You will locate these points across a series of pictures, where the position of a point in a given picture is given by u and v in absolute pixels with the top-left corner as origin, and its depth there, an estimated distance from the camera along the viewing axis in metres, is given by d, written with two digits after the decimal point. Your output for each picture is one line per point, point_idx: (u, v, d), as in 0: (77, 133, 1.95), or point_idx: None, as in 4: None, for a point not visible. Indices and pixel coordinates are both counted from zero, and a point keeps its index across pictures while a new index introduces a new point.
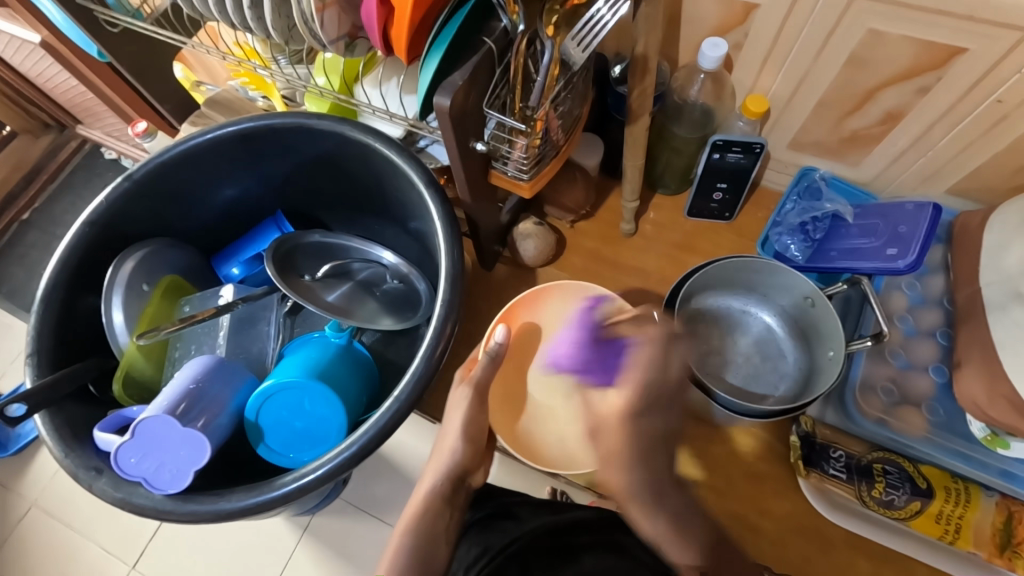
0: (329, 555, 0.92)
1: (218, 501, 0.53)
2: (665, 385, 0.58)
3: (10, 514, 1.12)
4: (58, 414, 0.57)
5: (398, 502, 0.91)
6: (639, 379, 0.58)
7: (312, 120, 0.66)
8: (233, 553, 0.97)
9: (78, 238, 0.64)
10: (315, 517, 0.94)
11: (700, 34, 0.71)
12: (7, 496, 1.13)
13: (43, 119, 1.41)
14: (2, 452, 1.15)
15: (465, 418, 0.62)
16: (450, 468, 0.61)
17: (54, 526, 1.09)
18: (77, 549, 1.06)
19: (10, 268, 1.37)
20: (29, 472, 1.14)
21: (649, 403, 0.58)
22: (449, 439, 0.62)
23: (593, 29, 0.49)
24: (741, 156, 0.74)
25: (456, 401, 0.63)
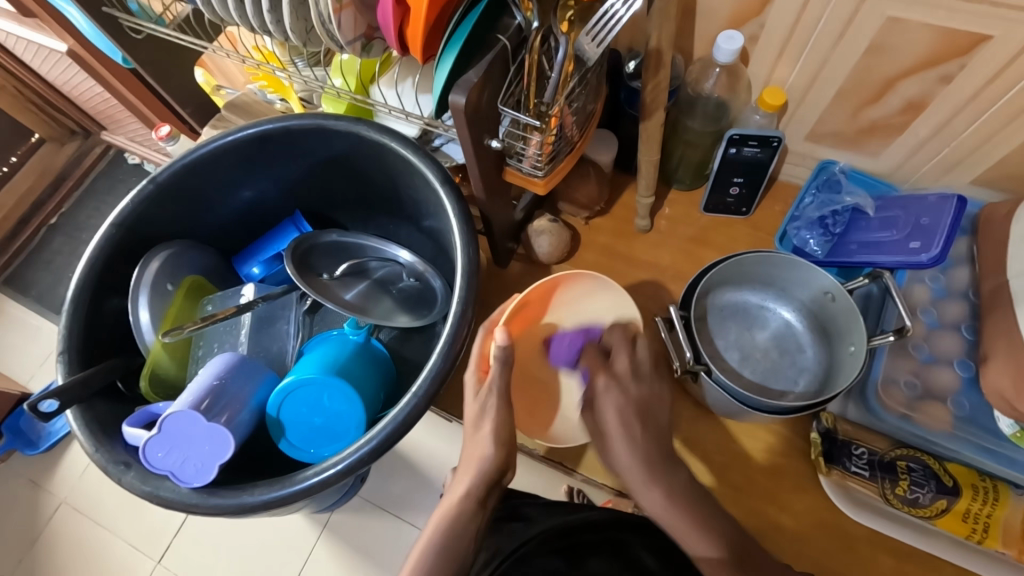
0: (348, 549, 0.98)
1: (243, 495, 0.54)
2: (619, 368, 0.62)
3: (41, 510, 1.16)
4: (89, 410, 0.59)
5: (414, 499, 0.95)
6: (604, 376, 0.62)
7: (329, 121, 0.67)
8: (256, 549, 1.01)
9: (106, 239, 0.66)
10: (333, 515, 0.99)
11: (715, 27, 0.70)
12: (38, 492, 1.18)
13: (68, 125, 1.46)
14: (33, 450, 1.19)
15: (495, 424, 0.56)
16: (485, 476, 0.55)
17: (83, 520, 1.13)
18: (106, 542, 1.10)
19: (38, 271, 1.41)
20: (60, 468, 1.19)
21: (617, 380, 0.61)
22: (480, 446, 0.56)
23: (607, 25, 0.49)
24: (757, 150, 0.74)
25: (486, 408, 0.57)
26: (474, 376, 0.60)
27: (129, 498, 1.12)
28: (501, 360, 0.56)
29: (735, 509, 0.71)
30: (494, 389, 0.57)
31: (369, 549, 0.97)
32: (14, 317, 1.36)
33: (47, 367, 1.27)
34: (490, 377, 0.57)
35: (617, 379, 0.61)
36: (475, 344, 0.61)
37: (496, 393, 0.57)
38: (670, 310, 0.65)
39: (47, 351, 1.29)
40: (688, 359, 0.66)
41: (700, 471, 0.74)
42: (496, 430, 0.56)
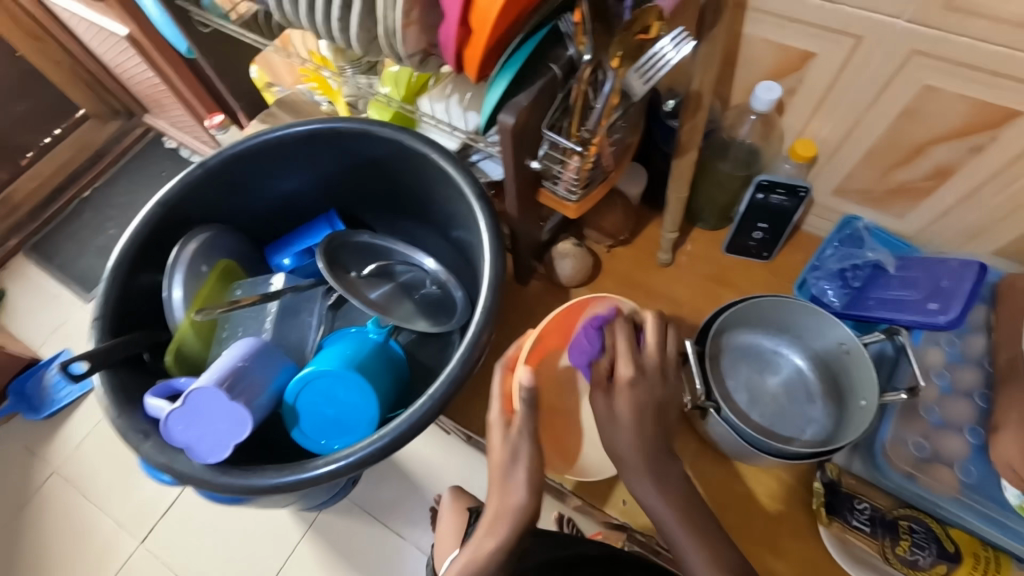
0: (329, 550, 1.03)
1: (253, 476, 0.55)
2: (647, 363, 0.59)
3: (35, 476, 1.18)
4: (114, 377, 0.60)
5: (404, 506, 1.01)
6: (629, 352, 0.59)
7: (375, 127, 0.70)
8: (239, 538, 1.06)
9: (151, 216, 0.68)
10: (321, 514, 1.05)
11: (754, 77, 0.73)
12: (34, 457, 1.20)
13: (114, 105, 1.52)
14: (36, 415, 1.22)
15: (528, 470, 0.56)
16: (516, 523, 0.54)
17: (75, 490, 1.15)
18: (96, 514, 1.12)
19: (64, 242, 1.45)
20: (59, 435, 1.21)
21: (644, 372, 0.58)
22: (512, 493, 0.55)
23: (656, 65, 0.51)
24: (784, 198, 0.75)
25: (518, 452, 0.56)
26: (500, 416, 0.59)
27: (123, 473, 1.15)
28: (527, 402, 0.56)
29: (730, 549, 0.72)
30: (525, 433, 0.57)
31: (351, 551, 1.01)
32: (38, 284, 1.40)
33: (64, 335, 1.32)
34: (517, 418, 0.57)
35: (642, 373, 0.58)
36: (497, 382, 0.61)
37: (527, 436, 0.57)
38: (687, 345, 0.65)
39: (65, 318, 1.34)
40: (699, 395, 0.66)
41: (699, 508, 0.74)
42: (529, 475, 0.55)
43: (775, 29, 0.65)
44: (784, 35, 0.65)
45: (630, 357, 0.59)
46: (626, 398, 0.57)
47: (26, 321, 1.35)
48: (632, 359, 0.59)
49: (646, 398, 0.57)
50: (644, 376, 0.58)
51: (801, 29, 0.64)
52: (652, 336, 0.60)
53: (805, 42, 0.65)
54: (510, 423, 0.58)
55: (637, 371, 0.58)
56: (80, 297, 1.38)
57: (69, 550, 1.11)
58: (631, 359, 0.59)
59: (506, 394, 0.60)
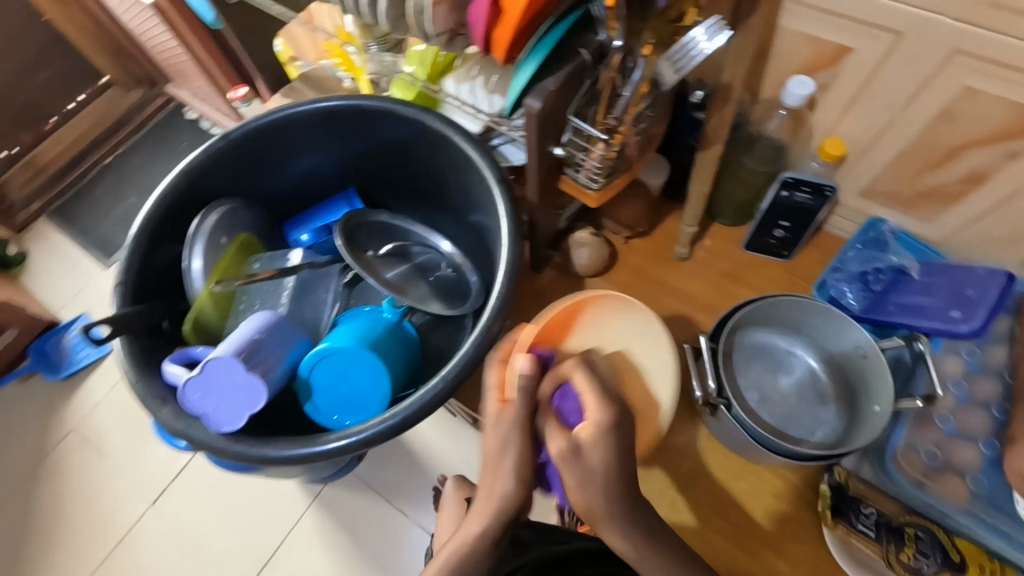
0: (332, 522, 1.05)
1: (265, 447, 0.56)
2: (620, 404, 0.50)
3: (51, 434, 1.21)
4: (134, 343, 0.62)
5: (405, 488, 1.05)
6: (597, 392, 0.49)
7: (398, 107, 0.70)
8: (245, 506, 1.09)
9: (173, 186, 0.69)
10: (326, 487, 1.08)
11: (787, 71, 0.71)
12: (51, 416, 1.23)
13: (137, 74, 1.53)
14: (54, 375, 1.25)
15: (517, 460, 0.51)
16: (501, 513, 0.51)
17: (89, 450, 1.18)
18: (109, 474, 1.16)
19: (84, 208, 1.47)
20: (76, 396, 1.24)
21: (620, 415, 0.49)
22: (499, 480, 0.52)
23: (689, 54, 0.50)
24: (808, 197, 0.74)
25: (508, 441, 0.52)
26: (493, 405, 0.54)
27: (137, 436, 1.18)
28: (525, 389, 0.52)
29: (731, 545, 0.73)
30: (515, 423, 0.52)
31: (353, 526, 1.04)
32: (59, 247, 1.42)
33: (82, 299, 1.35)
34: (508, 408, 0.52)
35: (621, 416, 0.49)
36: (490, 373, 0.56)
37: (519, 427, 0.52)
38: (701, 340, 0.65)
39: (85, 282, 1.37)
40: (710, 392, 0.66)
41: (703, 502, 0.75)
42: (519, 466, 0.51)
43: (811, 22, 0.64)
44: (820, 28, 0.64)
45: (603, 400, 0.49)
46: (595, 452, 0.48)
47: (46, 283, 1.38)
48: (604, 402, 0.49)
49: (621, 444, 0.48)
50: (621, 420, 0.49)
51: (839, 23, 0.62)
52: (607, 372, 0.52)
53: (843, 36, 0.63)
54: (502, 413, 0.53)
55: (613, 414, 0.49)
56: (99, 263, 1.40)
57: (81, 508, 1.14)
58: (605, 402, 0.49)
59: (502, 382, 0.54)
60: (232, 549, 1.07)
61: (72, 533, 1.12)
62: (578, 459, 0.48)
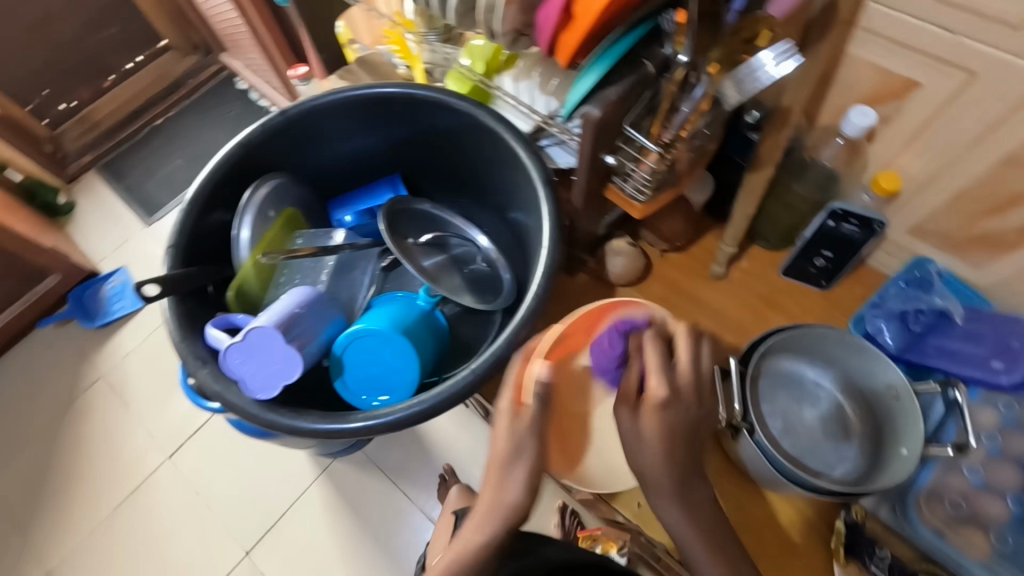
0: (338, 497, 1.09)
1: (296, 419, 0.58)
2: (681, 382, 0.56)
3: (82, 379, 1.27)
4: (181, 304, 0.64)
5: (413, 471, 1.08)
6: (659, 366, 0.56)
7: (452, 99, 0.71)
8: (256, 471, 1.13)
9: (229, 155, 0.71)
10: (335, 462, 1.11)
11: (848, 100, 0.70)
12: (84, 361, 1.29)
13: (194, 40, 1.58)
14: (90, 323, 1.31)
15: (528, 469, 0.54)
16: (505, 521, 0.53)
17: (116, 399, 1.23)
18: (132, 423, 1.21)
19: (132, 165, 1.52)
20: (108, 345, 1.29)
21: (676, 393, 0.55)
22: (508, 490, 0.54)
23: (755, 77, 0.50)
24: (857, 229, 0.74)
25: (523, 447, 0.54)
26: (510, 405, 0.55)
27: (162, 390, 1.23)
28: (541, 395, 0.55)
29: None
30: (532, 428, 0.54)
31: (359, 504, 1.07)
32: (106, 200, 1.48)
33: (123, 253, 1.41)
34: (525, 411, 0.55)
35: (676, 394, 0.55)
36: (510, 371, 0.59)
37: (534, 435, 0.54)
38: (732, 361, 0.65)
39: (126, 237, 1.42)
40: (735, 414, 0.65)
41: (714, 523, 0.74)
42: (530, 475, 0.53)
43: (881, 53, 0.62)
44: (890, 59, 0.62)
45: (663, 377, 0.55)
46: (651, 421, 0.54)
47: (91, 234, 1.44)
48: (664, 376, 0.55)
49: (679, 418, 0.54)
50: (677, 398, 0.54)
51: (911, 57, 0.61)
52: (684, 353, 0.57)
53: (912, 70, 0.62)
54: (518, 416, 0.55)
55: (671, 392, 0.54)
56: (141, 220, 1.45)
57: (104, 453, 1.19)
58: (665, 379, 0.55)
59: (518, 384, 0.57)
60: (241, 509, 1.11)
61: (93, 475, 1.17)
62: (635, 417, 0.56)
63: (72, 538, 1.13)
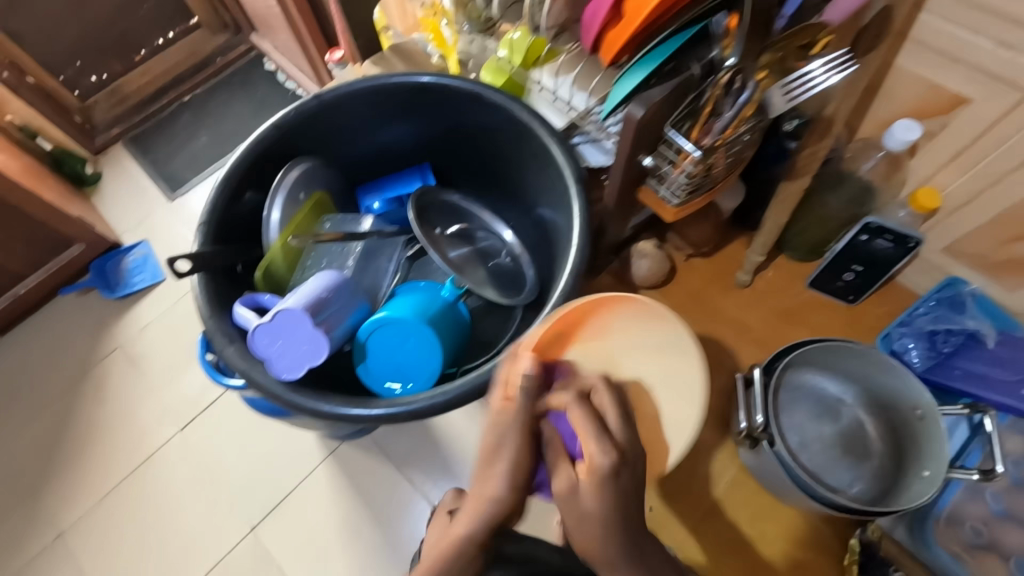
0: (343, 480, 1.10)
1: (319, 402, 0.58)
2: (623, 445, 0.47)
3: (99, 348, 1.29)
4: (210, 282, 0.65)
5: (418, 459, 1.09)
6: (595, 432, 0.45)
7: (488, 91, 0.70)
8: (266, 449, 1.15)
9: (264, 137, 0.71)
10: (342, 446, 1.13)
11: (892, 112, 0.68)
12: (102, 331, 1.31)
13: (225, 19, 1.59)
14: (110, 294, 1.33)
15: (512, 463, 0.49)
16: (490, 517, 0.48)
17: (132, 370, 1.26)
18: (146, 394, 1.23)
19: (158, 141, 1.54)
20: (127, 316, 1.31)
21: (622, 459, 0.45)
22: (492, 482, 0.49)
23: (804, 85, 0.51)
24: (891, 245, 0.72)
25: (505, 439, 0.49)
26: (497, 404, 0.51)
27: (178, 363, 1.25)
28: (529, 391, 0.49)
29: None
30: (517, 420, 0.49)
31: (363, 489, 1.08)
32: (131, 174, 1.50)
33: (145, 226, 1.43)
34: (510, 405, 0.50)
35: (625, 457, 0.45)
36: (501, 366, 0.54)
37: (519, 427, 0.49)
38: (756, 371, 0.64)
39: (149, 211, 1.44)
40: (756, 425, 0.65)
41: (725, 532, 0.74)
42: (513, 468, 0.48)
43: (931, 66, 0.61)
44: (939, 74, 0.61)
45: (604, 440, 0.45)
46: (595, 495, 0.44)
47: (115, 206, 1.46)
48: (610, 442, 0.45)
49: (624, 486, 0.45)
50: (625, 462, 0.45)
51: (961, 71, 0.59)
52: (614, 415, 0.48)
53: (962, 85, 0.60)
54: (505, 411, 0.50)
55: (617, 456, 0.45)
56: (164, 195, 1.46)
57: (119, 422, 1.21)
58: (607, 443, 0.45)
59: (506, 381, 0.52)
60: (249, 486, 1.12)
61: (106, 443, 1.19)
62: (574, 500, 0.46)
63: (82, 503, 1.15)
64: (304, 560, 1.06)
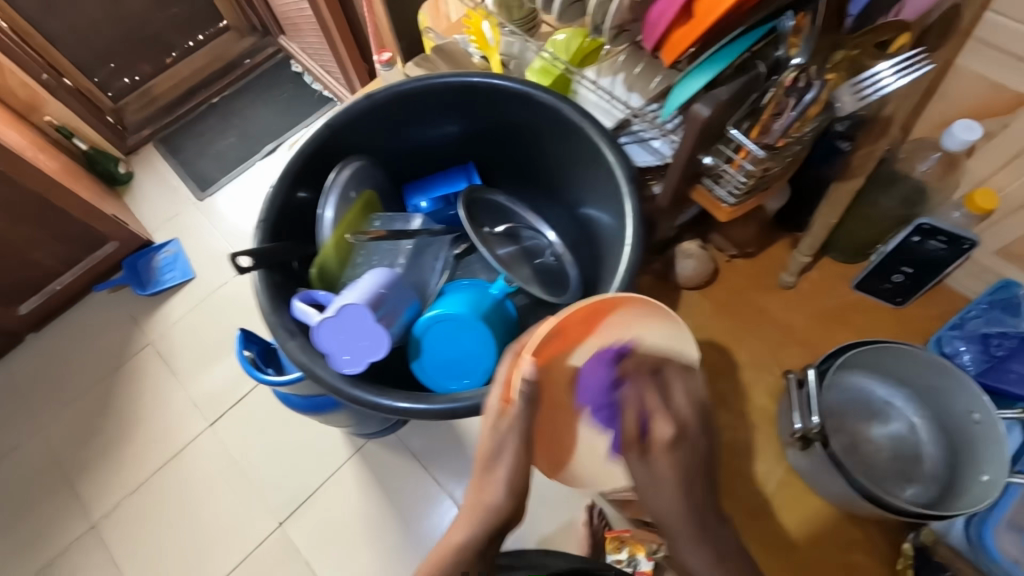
0: (370, 476, 1.12)
1: (380, 396, 0.59)
2: (685, 420, 0.53)
3: (132, 343, 1.32)
4: (268, 278, 0.66)
5: (440, 453, 1.10)
6: (660, 403, 0.54)
7: (537, 91, 0.71)
8: (292, 445, 1.16)
9: (318, 136, 0.73)
10: (368, 443, 1.14)
11: (949, 112, 0.67)
12: (134, 327, 1.34)
13: (253, 22, 1.62)
14: (142, 290, 1.36)
15: (509, 470, 0.52)
16: (486, 522, 0.52)
17: (163, 365, 1.28)
18: (178, 390, 1.25)
19: (189, 141, 1.57)
20: (158, 312, 1.34)
21: (682, 431, 0.53)
22: (489, 490, 0.52)
23: (873, 86, 0.51)
24: (943, 246, 0.71)
25: (503, 445, 0.52)
26: (496, 404, 0.54)
27: (213, 360, 1.27)
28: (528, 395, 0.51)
29: None
30: (514, 427, 0.52)
31: (389, 484, 1.10)
32: (162, 174, 1.53)
33: (174, 225, 1.46)
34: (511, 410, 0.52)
35: (684, 435, 0.53)
36: (501, 366, 0.54)
37: (516, 432, 0.52)
38: (811, 373, 0.64)
39: (177, 210, 1.47)
40: (812, 425, 0.64)
41: (773, 534, 0.74)
42: (512, 473, 0.52)
43: (995, 65, 0.60)
44: (1004, 73, 0.60)
45: (668, 415, 0.53)
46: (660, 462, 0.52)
47: (146, 205, 1.49)
48: (670, 415, 0.53)
49: (689, 461, 0.52)
50: (686, 435, 0.53)
51: None
52: (681, 390, 0.54)
53: None
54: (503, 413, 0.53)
55: (678, 429, 0.52)
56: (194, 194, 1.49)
57: (154, 416, 1.23)
58: (671, 417, 0.53)
59: (506, 381, 0.53)
60: (281, 480, 1.14)
61: (138, 436, 1.22)
62: (647, 463, 0.53)
63: (115, 495, 1.18)
64: (335, 554, 1.07)
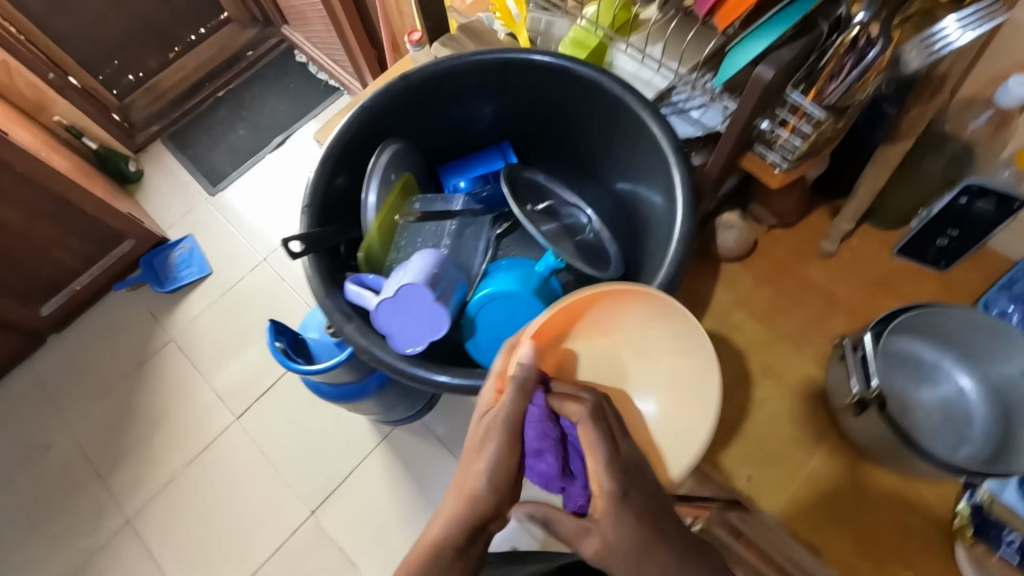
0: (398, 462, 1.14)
1: (439, 376, 0.59)
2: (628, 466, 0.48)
3: (154, 341, 1.33)
4: (317, 263, 0.66)
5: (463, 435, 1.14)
6: (602, 454, 0.48)
7: (577, 65, 0.70)
8: (317, 436, 1.18)
9: (356, 118, 0.72)
10: (394, 431, 1.16)
11: (1000, 68, 0.66)
12: (155, 325, 1.35)
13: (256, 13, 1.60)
14: (160, 288, 1.37)
15: (495, 455, 0.50)
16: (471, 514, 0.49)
17: (186, 361, 1.29)
18: (203, 385, 1.26)
19: (198, 136, 1.56)
20: (178, 308, 1.35)
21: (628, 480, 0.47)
22: (472, 479, 0.50)
23: (940, 41, 0.50)
24: (991, 206, 0.70)
25: (488, 434, 0.51)
26: (488, 396, 0.54)
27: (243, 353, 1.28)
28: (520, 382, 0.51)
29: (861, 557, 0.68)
30: (496, 419, 0.51)
31: (416, 468, 1.12)
32: (172, 170, 1.52)
33: (186, 222, 1.45)
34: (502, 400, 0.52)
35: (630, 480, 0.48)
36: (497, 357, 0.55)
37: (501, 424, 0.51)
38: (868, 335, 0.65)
39: (189, 206, 1.47)
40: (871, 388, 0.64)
41: (830, 507, 0.71)
42: (492, 462, 0.50)
43: None
44: None
45: (611, 467, 0.47)
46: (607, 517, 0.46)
47: (158, 203, 1.49)
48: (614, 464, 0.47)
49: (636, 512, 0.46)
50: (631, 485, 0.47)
51: None
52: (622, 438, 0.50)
53: None
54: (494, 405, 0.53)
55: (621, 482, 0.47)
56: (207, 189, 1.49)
57: (184, 410, 1.24)
58: (615, 468, 0.47)
59: (501, 372, 0.54)
60: (314, 468, 1.16)
61: (166, 430, 1.23)
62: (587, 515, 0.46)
63: (148, 489, 1.19)
64: (367, 541, 1.09)
